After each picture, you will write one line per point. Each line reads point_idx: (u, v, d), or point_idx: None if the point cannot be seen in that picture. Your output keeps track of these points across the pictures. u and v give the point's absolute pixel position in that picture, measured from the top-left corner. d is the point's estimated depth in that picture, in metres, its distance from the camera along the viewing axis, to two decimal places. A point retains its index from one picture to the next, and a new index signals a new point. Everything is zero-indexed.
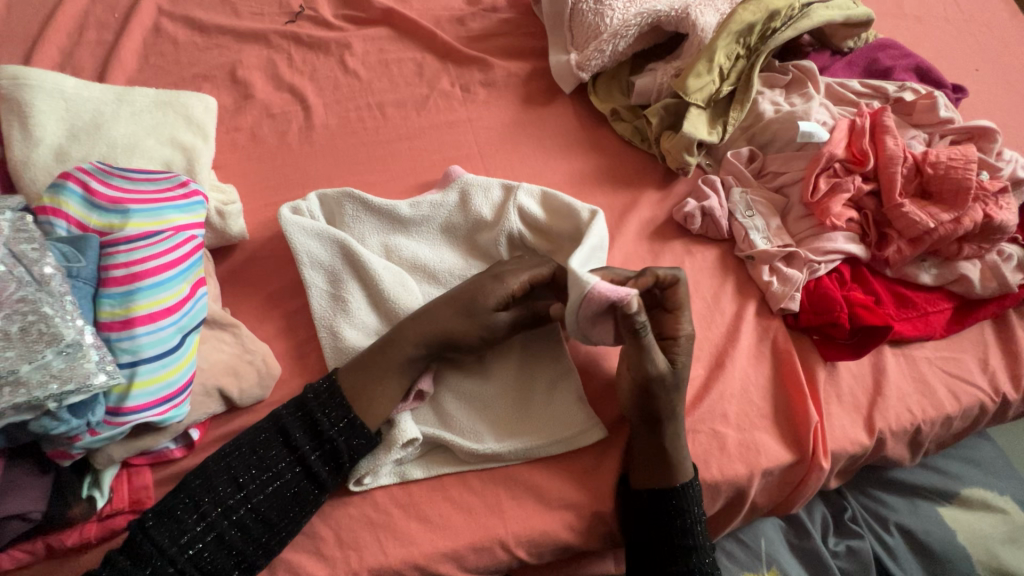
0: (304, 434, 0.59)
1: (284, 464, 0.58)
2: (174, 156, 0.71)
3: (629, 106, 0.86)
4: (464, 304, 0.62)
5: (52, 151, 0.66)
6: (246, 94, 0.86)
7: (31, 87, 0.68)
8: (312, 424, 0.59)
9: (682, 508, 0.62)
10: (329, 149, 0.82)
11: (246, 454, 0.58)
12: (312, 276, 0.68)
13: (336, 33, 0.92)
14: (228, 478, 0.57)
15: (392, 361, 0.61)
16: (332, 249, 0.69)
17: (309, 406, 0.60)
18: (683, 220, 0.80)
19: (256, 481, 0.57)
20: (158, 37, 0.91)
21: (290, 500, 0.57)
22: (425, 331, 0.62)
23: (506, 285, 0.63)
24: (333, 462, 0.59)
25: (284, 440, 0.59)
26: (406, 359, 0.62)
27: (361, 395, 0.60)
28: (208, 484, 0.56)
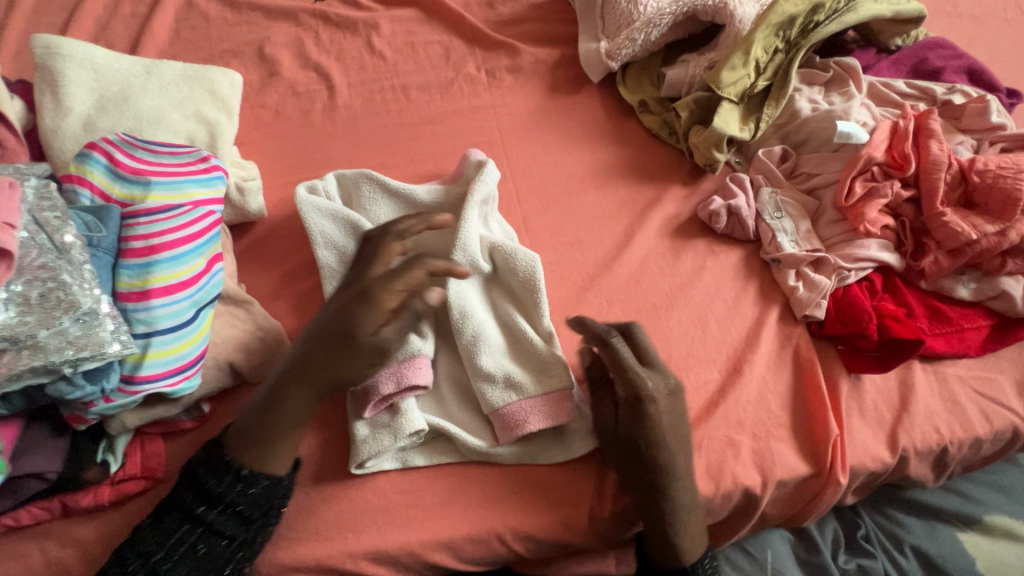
0: (194, 496, 0.55)
1: (184, 528, 0.54)
2: (197, 132, 0.71)
3: (658, 98, 0.84)
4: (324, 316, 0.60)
5: (81, 121, 0.67)
6: (272, 72, 0.86)
7: (64, 57, 0.69)
8: (198, 486, 0.55)
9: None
10: (351, 131, 0.82)
11: (150, 523, 0.55)
12: (324, 256, 0.68)
13: (364, 13, 0.90)
14: (136, 550, 0.53)
15: (282, 419, 0.56)
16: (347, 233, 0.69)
17: (196, 470, 0.56)
18: (708, 219, 0.77)
19: (157, 552, 0.53)
20: (190, 12, 0.92)
21: (203, 561, 0.54)
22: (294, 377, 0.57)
23: (378, 308, 0.56)
24: (239, 517, 0.56)
25: (176, 505, 0.55)
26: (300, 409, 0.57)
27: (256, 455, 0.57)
28: (119, 559, 0.53)
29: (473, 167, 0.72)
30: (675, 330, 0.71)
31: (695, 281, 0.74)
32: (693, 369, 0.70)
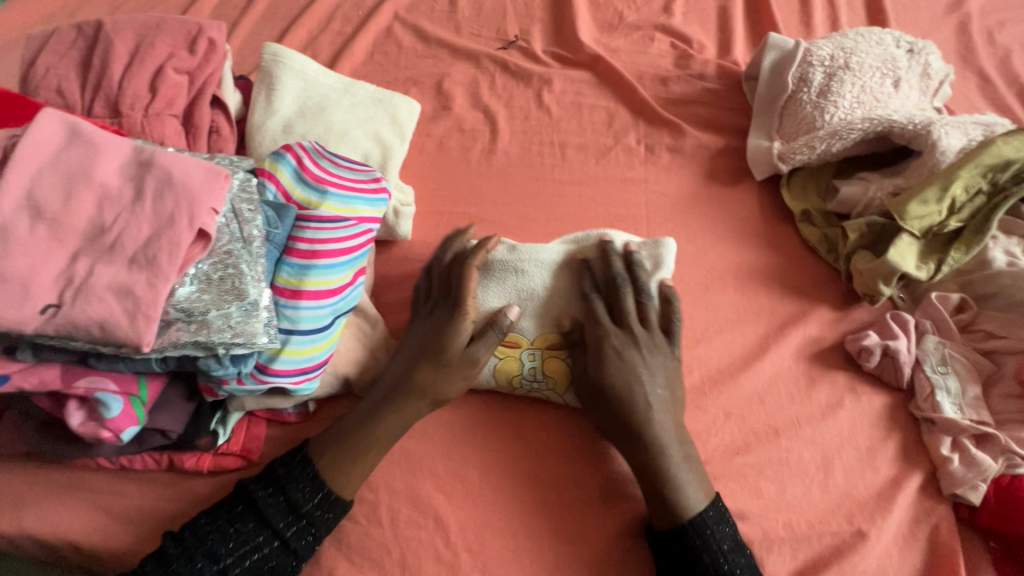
0: (277, 510, 0.59)
1: (261, 537, 0.58)
2: (372, 151, 0.77)
3: (824, 211, 0.78)
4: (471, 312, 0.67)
5: (282, 123, 0.75)
6: (445, 107, 0.92)
7: (283, 64, 0.78)
8: (285, 500, 0.59)
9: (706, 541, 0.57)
10: (503, 176, 0.84)
11: (225, 526, 0.58)
12: (509, 313, 0.66)
13: (541, 67, 0.94)
14: (206, 551, 0.56)
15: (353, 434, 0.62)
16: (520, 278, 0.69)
17: (281, 480, 0.60)
18: (856, 353, 0.70)
19: (232, 555, 0.57)
20: (388, 40, 1.01)
21: (265, 573, 0.57)
22: (445, 352, 0.64)
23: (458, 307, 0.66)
24: (308, 536, 0.59)
25: (258, 516, 0.58)
26: (456, 372, 0.64)
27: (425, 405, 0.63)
28: (186, 556, 0.56)
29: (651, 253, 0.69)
30: (790, 465, 0.65)
31: (827, 416, 0.67)
32: (807, 517, 0.62)
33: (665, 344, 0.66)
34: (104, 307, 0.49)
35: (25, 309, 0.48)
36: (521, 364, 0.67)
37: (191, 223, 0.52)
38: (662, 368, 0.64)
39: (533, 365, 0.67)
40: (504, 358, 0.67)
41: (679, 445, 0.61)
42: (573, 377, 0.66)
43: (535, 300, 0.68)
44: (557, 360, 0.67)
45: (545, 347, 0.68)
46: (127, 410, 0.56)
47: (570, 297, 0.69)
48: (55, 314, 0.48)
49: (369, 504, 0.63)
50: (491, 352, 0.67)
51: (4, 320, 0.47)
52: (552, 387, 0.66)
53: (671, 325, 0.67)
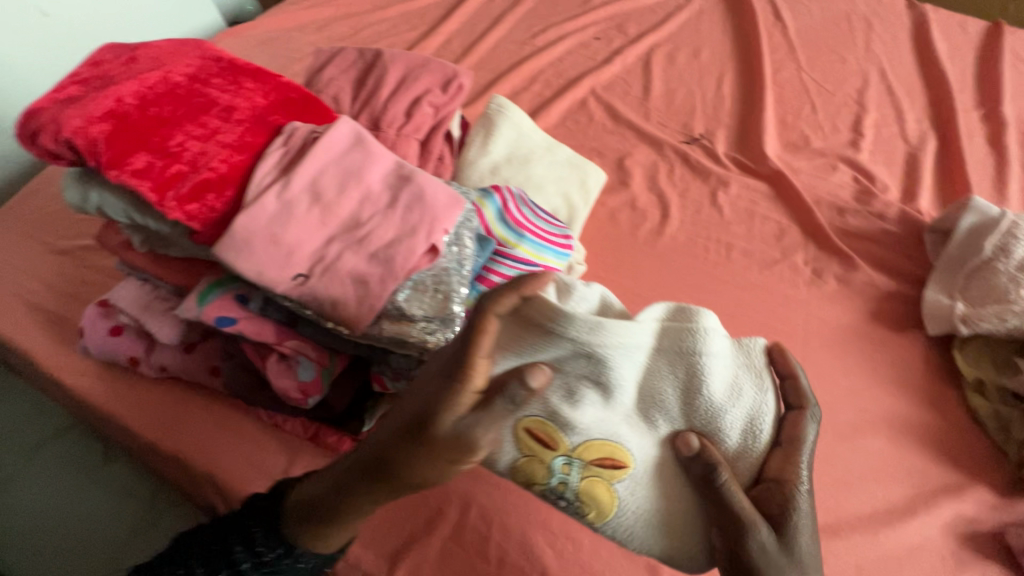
0: (262, 539, 0.56)
1: (243, 561, 0.56)
2: (559, 207, 0.84)
3: (999, 385, 0.73)
4: (481, 374, 0.45)
5: (491, 163, 0.83)
6: (623, 182, 0.98)
7: (505, 115, 0.88)
8: (270, 531, 0.56)
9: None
10: (667, 260, 0.88)
11: (221, 531, 0.58)
12: (536, 377, 0.45)
13: (721, 169, 0.99)
14: (200, 555, 0.58)
15: (327, 495, 0.52)
16: (566, 344, 0.53)
17: (268, 512, 0.57)
18: (1018, 551, 0.64)
19: (217, 565, 0.57)
20: (581, 111, 1.11)
21: None
22: (424, 433, 0.44)
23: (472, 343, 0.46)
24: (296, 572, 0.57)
25: (243, 536, 0.57)
26: (437, 464, 0.45)
27: (383, 485, 0.48)
28: (190, 552, 0.59)
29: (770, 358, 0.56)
30: None
31: None
32: None
33: (807, 461, 0.52)
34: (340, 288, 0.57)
35: (283, 272, 0.57)
36: (552, 474, 0.54)
37: (429, 236, 0.59)
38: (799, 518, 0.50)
39: (564, 479, 0.54)
40: (529, 456, 0.54)
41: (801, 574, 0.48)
42: (625, 510, 0.53)
43: (590, 392, 0.54)
44: (608, 487, 0.53)
45: (592, 459, 0.53)
46: (316, 379, 0.63)
47: (652, 398, 0.54)
48: (302, 283, 0.57)
49: (481, 536, 0.65)
50: (512, 438, 0.55)
51: (267, 277, 0.56)
52: (589, 516, 0.54)
53: (797, 447, 0.52)
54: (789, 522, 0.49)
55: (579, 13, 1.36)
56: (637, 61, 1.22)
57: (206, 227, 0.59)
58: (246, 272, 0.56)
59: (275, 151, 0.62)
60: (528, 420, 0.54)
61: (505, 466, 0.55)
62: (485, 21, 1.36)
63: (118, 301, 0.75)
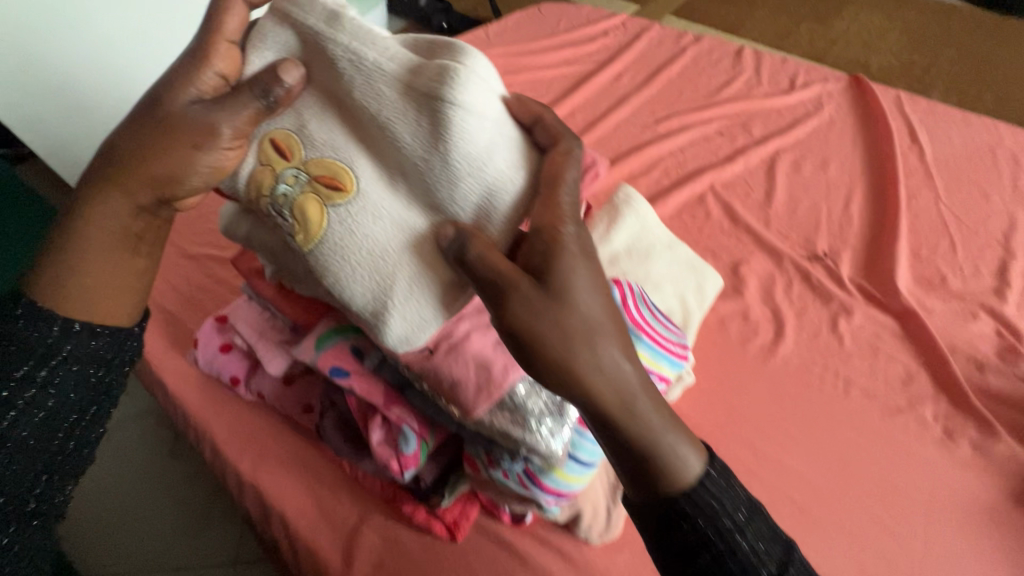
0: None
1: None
2: (674, 309, 0.81)
3: None
4: (228, 61, 0.50)
5: (610, 253, 0.82)
6: (736, 289, 0.94)
7: (632, 206, 0.87)
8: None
9: (705, 510, 0.45)
10: (777, 384, 0.83)
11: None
12: (285, 83, 0.49)
13: (844, 294, 0.93)
14: None
15: (91, 225, 0.47)
16: (291, 32, 0.53)
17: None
18: None
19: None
20: (697, 207, 1.09)
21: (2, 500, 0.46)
22: (160, 111, 0.47)
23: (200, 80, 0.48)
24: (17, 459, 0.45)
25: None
26: (182, 152, 0.47)
27: (139, 205, 0.48)
28: None
29: (513, 105, 0.54)
30: None
31: None
32: None
33: (575, 255, 0.48)
34: (464, 369, 0.56)
35: None
36: (277, 184, 0.53)
37: None
38: (588, 308, 0.46)
39: (287, 190, 0.53)
40: (263, 166, 0.54)
41: (602, 364, 0.45)
42: (332, 241, 0.52)
43: (340, 141, 0.53)
44: (320, 206, 0.52)
45: (317, 179, 0.53)
46: (415, 452, 0.62)
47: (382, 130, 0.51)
48: (427, 357, 0.57)
49: None
50: (255, 151, 0.54)
51: None
52: (297, 238, 0.53)
53: (546, 198, 0.50)
54: (557, 273, 0.47)
55: (703, 105, 1.37)
56: (759, 164, 1.19)
57: None
58: None
59: None
60: (276, 132, 0.54)
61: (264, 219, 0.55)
62: (608, 100, 1.39)
63: (239, 321, 0.79)
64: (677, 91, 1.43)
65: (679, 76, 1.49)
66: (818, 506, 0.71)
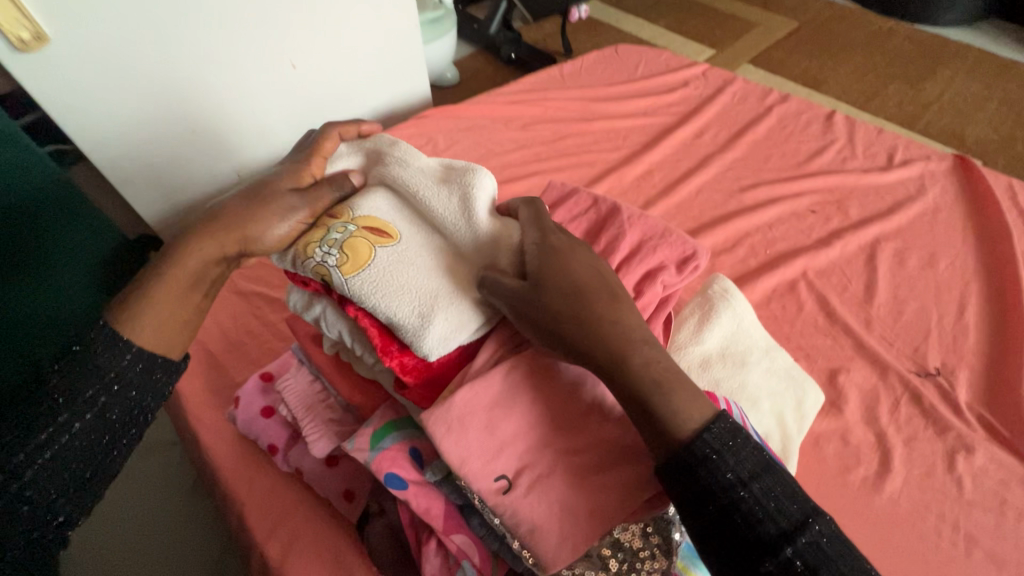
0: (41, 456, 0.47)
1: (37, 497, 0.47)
2: (771, 432, 0.71)
3: None
4: (307, 176, 0.64)
5: (703, 355, 0.73)
6: (833, 403, 0.83)
7: (728, 302, 0.78)
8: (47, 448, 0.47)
9: (704, 455, 0.43)
10: (883, 531, 0.71)
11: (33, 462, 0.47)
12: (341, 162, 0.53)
13: (962, 426, 0.81)
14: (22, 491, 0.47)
15: (180, 268, 0.54)
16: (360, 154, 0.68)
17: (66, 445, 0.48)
18: None
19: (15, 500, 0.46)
20: (788, 295, 0.98)
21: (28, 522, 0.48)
22: (262, 189, 0.59)
23: (303, 171, 0.63)
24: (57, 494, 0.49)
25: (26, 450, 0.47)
26: (273, 215, 0.58)
27: (223, 254, 0.56)
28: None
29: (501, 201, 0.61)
30: None
31: None
32: None
33: (565, 247, 0.53)
34: (546, 510, 0.48)
35: (486, 469, 0.49)
36: (326, 235, 0.57)
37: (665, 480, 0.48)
38: (599, 266, 0.52)
39: (337, 237, 0.57)
40: (314, 229, 0.59)
41: (649, 354, 0.47)
42: (378, 266, 0.55)
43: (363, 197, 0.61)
44: (369, 246, 0.56)
45: (361, 227, 0.58)
46: None
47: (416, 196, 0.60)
48: (504, 490, 0.49)
49: None
50: (298, 220, 0.60)
51: (468, 469, 0.49)
52: (343, 267, 0.55)
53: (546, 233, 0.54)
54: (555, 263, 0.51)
55: (793, 175, 1.27)
56: (857, 250, 1.08)
57: (417, 382, 0.56)
58: (449, 457, 0.49)
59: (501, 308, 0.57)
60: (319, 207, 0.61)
61: (309, 267, 0.57)
62: (689, 160, 1.30)
63: (285, 390, 0.71)
64: (764, 156, 1.33)
65: (765, 139, 1.40)
66: None
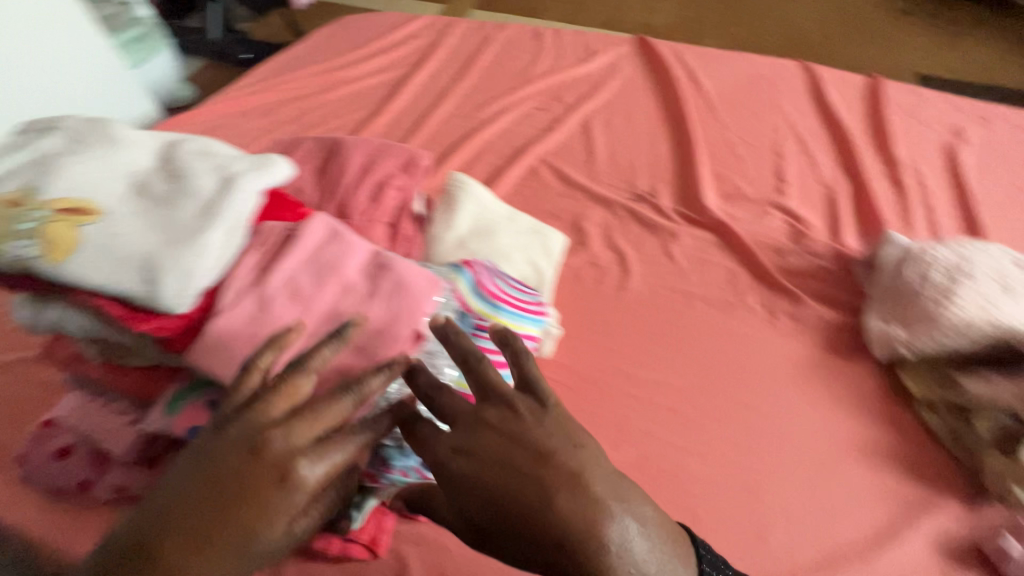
0: None
1: None
2: (529, 275, 0.87)
3: (947, 403, 0.80)
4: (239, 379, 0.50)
5: (457, 238, 0.85)
6: (582, 243, 1.03)
7: (465, 190, 0.91)
8: None
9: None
10: (633, 313, 0.92)
11: None
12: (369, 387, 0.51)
13: (669, 223, 1.06)
14: None
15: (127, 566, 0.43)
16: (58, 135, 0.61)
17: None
18: (993, 554, 0.68)
19: None
20: (533, 178, 1.16)
21: None
22: (257, 459, 0.45)
23: (304, 416, 0.48)
24: None
25: None
26: (268, 510, 0.45)
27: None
28: None
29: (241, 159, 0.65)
30: None
31: None
32: None
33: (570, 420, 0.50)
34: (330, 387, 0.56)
35: None
36: (15, 225, 0.53)
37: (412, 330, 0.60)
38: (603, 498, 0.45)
39: (27, 225, 0.53)
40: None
41: (592, 514, 0.44)
42: (88, 246, 0.54)
43: (61, 171, 0.57)
44: (70, 226, 0.54)
45: (57, 211, 0.54)
46: None
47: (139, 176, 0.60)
48: None
49: None
50: None
51: None
52: (47, 255, 0.53)
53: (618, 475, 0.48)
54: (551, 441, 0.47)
55: (518, 87, 1.46)
56: (578, 128, 1.31)
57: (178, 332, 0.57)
58: (228, 379, 0.55)
59: (253, 248, 0.61)
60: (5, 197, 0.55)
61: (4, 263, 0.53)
62: (432, 98, 1.43)
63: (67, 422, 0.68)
64: (493, 79, 1.51)
65: (491, 65, 1.58)
66: (690, 405, 0.81)
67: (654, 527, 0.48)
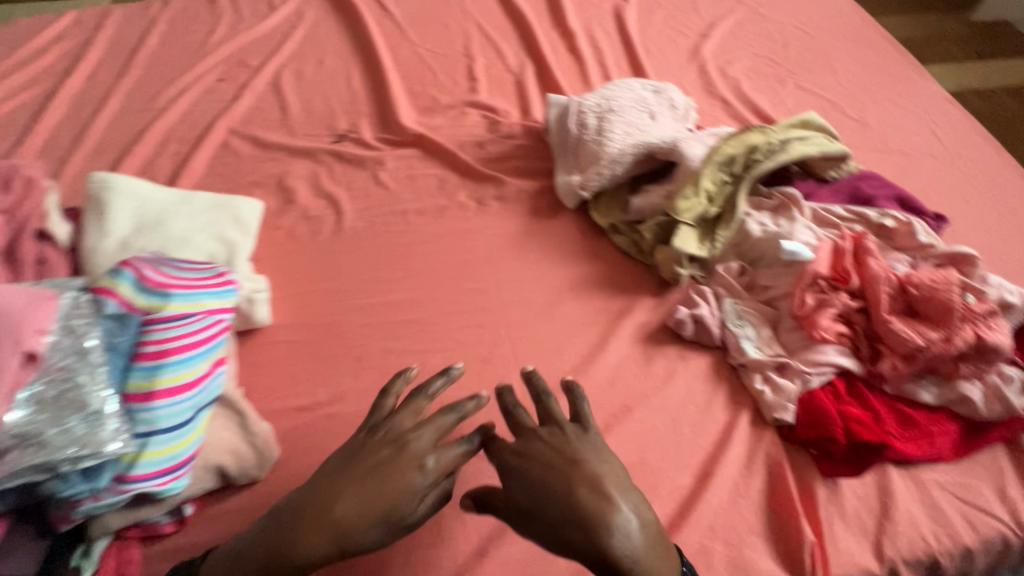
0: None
1: None
2: (218, 251, 0.81)
3: (626, 221, 0.95)
4: (412, 414, 0.65)
5: (117, 241, 0.77)
6: (290, 200, 0.99)
7: (112, 189, 0.81)
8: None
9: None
10: (354, 248, 0.93)
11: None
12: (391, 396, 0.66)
13: (373, 152, 1.06)
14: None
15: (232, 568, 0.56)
16: None
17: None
18: (676, 326, 0.84)
19: None
20: (226, 153, 1.08)
21: None
22: (366, 449, 0.60)
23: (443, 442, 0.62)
24: None
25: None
26: (399, 477, 0.58)
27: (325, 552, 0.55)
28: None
29: None
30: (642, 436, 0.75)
31: (667, 385, 0.79)
32: (666, 473, 0.72)
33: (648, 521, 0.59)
34: None
35: None
36: None
37: (16, 347, 0.53)
38: (582, 457, 0.60)
39: None
40: None
41: (624, 529, 0.56)
42: None
43: None
44: None
45: None
46: None
47: None
48: None
49: None
50: None
51: None
52: None
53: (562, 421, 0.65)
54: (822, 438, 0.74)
55: (195, 63, 1.32)
56: (267, 87, 1.23)
57: None
58: None
59: None
60: None
61: None
62: (93, 103, 1.23)
63: None
64: (164, 61, 1.34)
65: (160, 47, 1.39)
66: (422, 313, 0.85)
67: (627, 484, 0.60)
